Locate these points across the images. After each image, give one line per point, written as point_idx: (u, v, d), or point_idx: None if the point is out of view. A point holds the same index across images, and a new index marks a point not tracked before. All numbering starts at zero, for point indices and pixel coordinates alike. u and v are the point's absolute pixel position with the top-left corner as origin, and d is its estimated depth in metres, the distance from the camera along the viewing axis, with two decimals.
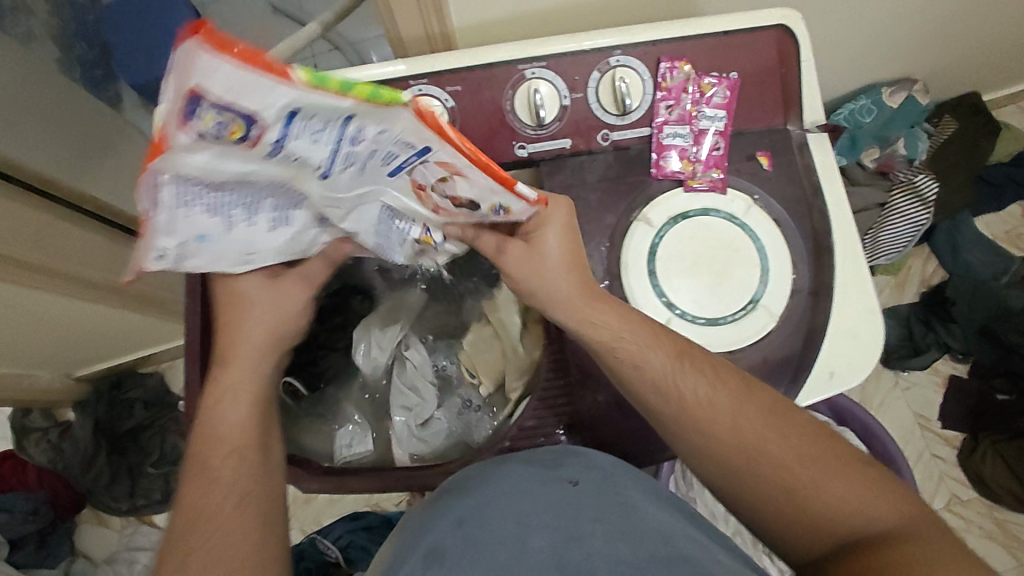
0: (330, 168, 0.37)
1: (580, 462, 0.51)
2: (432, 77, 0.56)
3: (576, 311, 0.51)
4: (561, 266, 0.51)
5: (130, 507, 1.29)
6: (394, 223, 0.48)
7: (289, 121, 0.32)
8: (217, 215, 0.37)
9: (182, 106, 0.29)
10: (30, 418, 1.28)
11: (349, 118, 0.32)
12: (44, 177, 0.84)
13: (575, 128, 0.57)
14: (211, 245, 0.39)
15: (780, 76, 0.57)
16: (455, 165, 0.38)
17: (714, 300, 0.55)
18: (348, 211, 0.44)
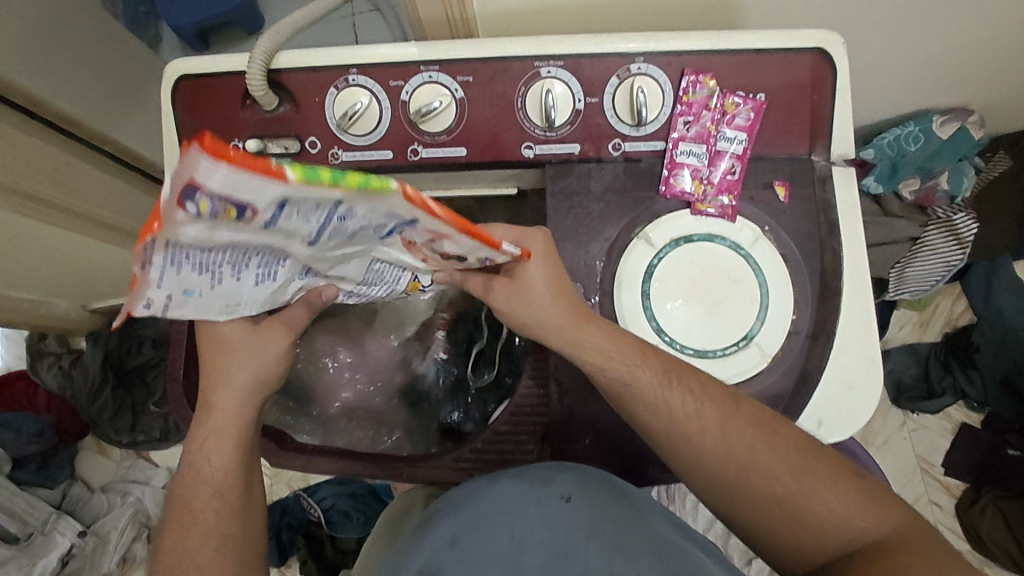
0: (318, 240, 0.36)
1: (571, 476, 0.49)
2: (444, 65, 0.54)
3: (569, 335, 0.48)
4: (546, 296, 0.49)
5: (129, 441, 1.33)
6: (384, 272, 0.46)
7: (281, 208, 0.32)
8: (205, 273, 0.36)
9: (179, 193, 0.29)
10: (46, 343, 1.33)
11: (339, 203, 0.33)
12: (69, 119, 0.85)
13: (587, 134, 0.54)
14: (197, 298, 0.38)
15: (811, 102, 0.54)
16: (445, 232, 0.38)
17: (707, 331, 0.53)
18: (335, 268, 0.43)
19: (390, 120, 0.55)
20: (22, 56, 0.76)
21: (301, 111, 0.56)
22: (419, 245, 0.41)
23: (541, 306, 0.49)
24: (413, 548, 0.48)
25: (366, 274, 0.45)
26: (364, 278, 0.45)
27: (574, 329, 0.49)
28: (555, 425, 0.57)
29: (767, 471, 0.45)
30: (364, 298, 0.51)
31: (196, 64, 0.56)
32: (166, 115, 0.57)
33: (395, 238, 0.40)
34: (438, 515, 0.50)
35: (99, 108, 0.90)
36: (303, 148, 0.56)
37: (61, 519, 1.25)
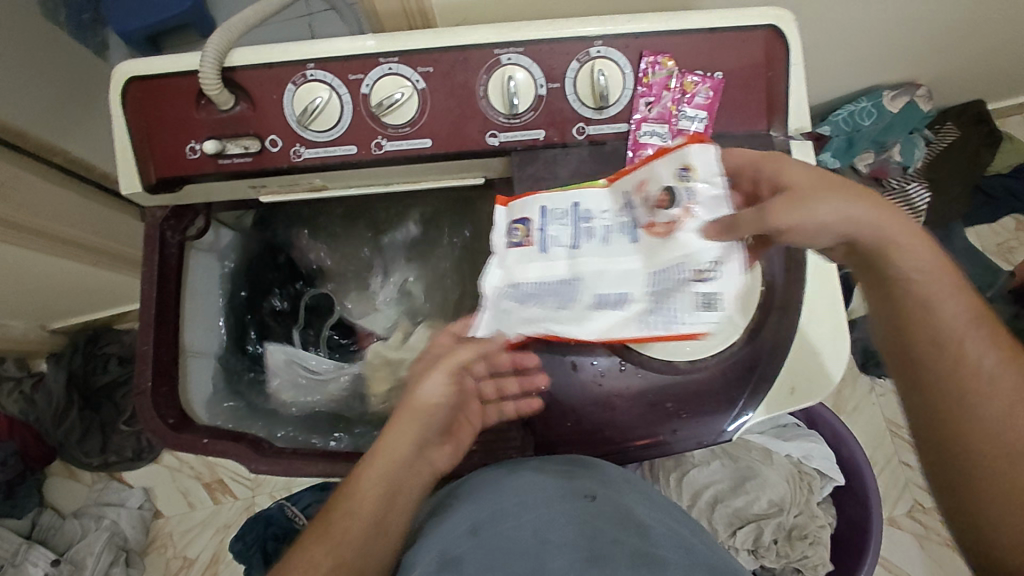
0: (580, 245, 0.52)
1: (592, 474, 0.52)
2: (403, 56, 0.53)
3: (907, 259, 0.43)
4: (885, 214, 0.43)
5: (100, 463, 1.29)
6: (663, 275, 0.50)
7: (546, 216, 0.53)
8: (522, 303, 0.52)
9: (509, 227, 0.53)
10: (4, 367, 1.29)
11: (575, 203, 0.53)
12: (15, 131, 0.82)
13: (550, 119, 0.54)
14: (514, 325, 0.52)
15: (766, 79, 0.55)
16: (645, 176, 0.50)
17: None
18: (617, 283, 0.51)
19: (352, 114, 0.54)
20: None
21: (258, 109, 0.54)
22: (654, 222, 0.49)
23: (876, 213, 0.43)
24: (437, 529, 0.51)
25: (652, 285, 0.50)
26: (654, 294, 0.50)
27: (914, 242, 0.43)
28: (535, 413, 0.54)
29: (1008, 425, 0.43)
30: (666, 322, 0.51)
31: (144, 66, 0.55)
32: (115, 119, 0.55)
33: (637, 232, 0.51)
34: (456, 502, 0.52)
35: (45, 117, 0.87)
36: (263, 146, 0.55)
37: (33, 549, 1.20)
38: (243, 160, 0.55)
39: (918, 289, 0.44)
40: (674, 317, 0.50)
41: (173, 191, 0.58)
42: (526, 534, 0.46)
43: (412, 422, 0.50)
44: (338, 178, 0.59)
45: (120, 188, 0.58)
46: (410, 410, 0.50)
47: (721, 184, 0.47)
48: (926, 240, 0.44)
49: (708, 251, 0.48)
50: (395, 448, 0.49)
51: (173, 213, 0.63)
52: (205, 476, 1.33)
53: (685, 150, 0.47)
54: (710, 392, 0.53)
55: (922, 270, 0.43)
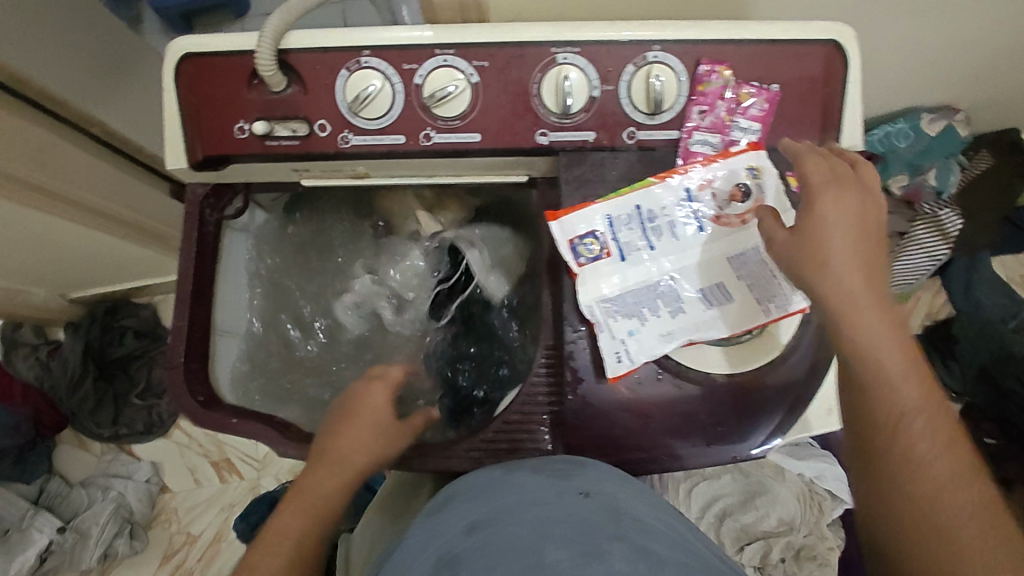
0: (655, 245, 0.53)
1: (591, 476, 0.49)
2: (459, 49, 0.53)
3: (843, 290, 0.43)
4: (838, 239, 0.44)
5: (111, 434, 1.30)
6: (752, 261, 0.52)
7: (610, 223, 0.52)
8: (629, 315, 0.51)
9: (571, 249, 0.52)
10: (21, 333, 1.30)
11: (635, 207, 0.53)
12: (54, 99, 0.82)
13: (601, 122, 0.54)
14: (642, 341, 0.50)
15: (823, 95, 0.54)
16: (705, 177, 0.53)
17: (728, 314, 0.51)
18: (704, 276, 0.52)
19: (403, 104, 0.54)
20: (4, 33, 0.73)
21: (310, 93, 0.54)
22: (724, 215, 0.53)
23: (841, 263, 0.44)
24: (426, 534, 0.47)
25: (740, 273, 0.52)
26: (749, 282, 0.52)
27: (875, 315, 0.43)
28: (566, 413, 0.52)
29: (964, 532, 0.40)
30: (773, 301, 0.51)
31: (201, 43, 0.54)
32: (166, 94, 0.55)
33: (706, 225, 0.53)
34: (450, 505, 0.49)
35: (87, 87, 0.88)
36: (312, 131, 0.55)
37: (40, 515, 1.20)
38: (291, 143, 0.55)
39: (854, 324, 0.43)
40: (785, 298, 0.51)
41: (217, 169, 0.58)
42: (514, 527, 0.42)
43: (367, 432, 0.54)
44: (380, 166, 0.59)
45: (165, 161, 0.58)
46: (366, 423, 0.54)
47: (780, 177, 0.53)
48: (887, 315, 0.43)
49: None
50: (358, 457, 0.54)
51: (213, 190, 0.63)
52: (213, 454, 1.33)
53: (745, 155, 0.53)
54: (746, 404, 0.51)
55: (871, 325, 0.43)
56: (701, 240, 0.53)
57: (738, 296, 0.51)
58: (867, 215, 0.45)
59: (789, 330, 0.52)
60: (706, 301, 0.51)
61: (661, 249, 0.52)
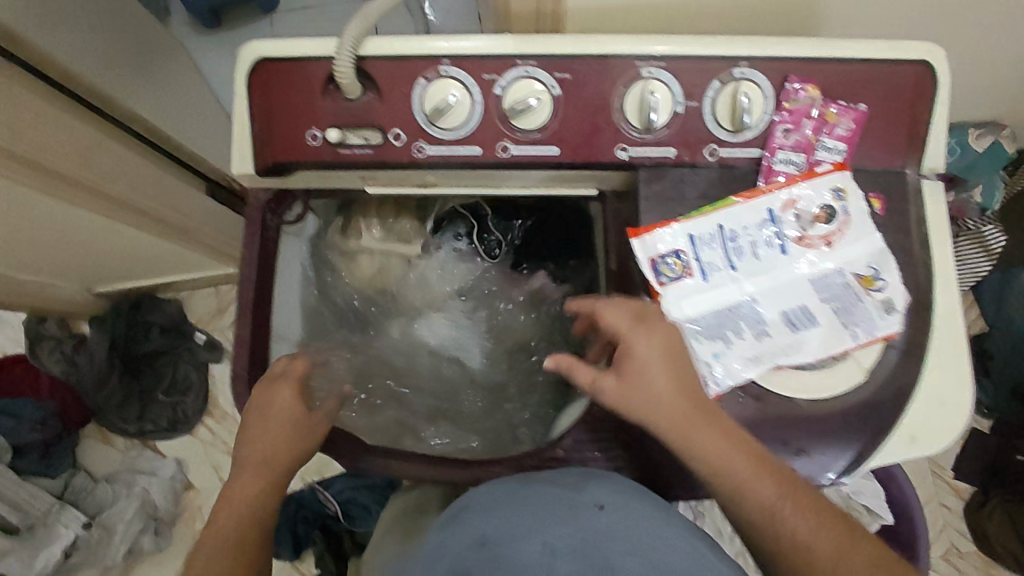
0: (739, 266, 0.52)
1: (606, 488, 0.48)
2: (541, 60, 0.52)
3: (668, 418, 0.46)
4: (660, 370, 0.47)
5: (137, 430, 1.29)
6: (833, 284, 0.51)
7: (693, 242, 0.51)
8: (715, 335, 0.50)
9: (654, 269, 0.51)
10: (46, 327, 1.28)
11: (718, 227, 0.52)
12: (100, 93, 0.81)
13: (683, 138, 0.53)
14: (728, 364, 0.50)
15: (910, 115, 0.53)
16: (790, 198, 0.52)
17: (816, 338, 0.50)
18: (788, 300, 0.51)
19: (481, 115, 0.53)
20: (55, 25, 0.72)
21: (386, 101, 0.53)
22: (808, 236, 0.52)
23: (660, 388, 0.47)
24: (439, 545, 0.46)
25: (823, 297, 0.51)
26: (835, 305, 0.51)
27: (705, 431, 0.46)
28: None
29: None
30: (860, 327, 0.50)
31: (275, 48, 0.53)
32: (237, 101, 0.55)
33: (789, 245, 0.52)
34: (461, 511, 0.48)
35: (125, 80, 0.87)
36: (386, 140, 0.54)
37: (66, 510, 1.19)
38: (364, 151, 0.54)
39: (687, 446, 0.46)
40: (870, 323, 0.50)
41: (282, 176, 0.57)
42: (512, 539, 0.42)
43: (280, 426, 0.58)
44: (450, 176, 0.57)
45: (232, 167, 0.57)
46: (280, 420, 0.58)
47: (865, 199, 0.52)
48: (709, 423, 0.46)
49: (866, 262, 0.51)
50: (270, 450, 0.58)
51: (275, 196, 0.62)
52: None
53: (830, 175, 0.52)
54: (824, 428, 0.52)
55: (703, 444, 0.46)
56: (783, 262, 0.52)
57: (822, 319, 0.51)
58: (670, 334, 0.48)
59: (870, 355, 0.52)
60: (791, 324, 0.50)
61: (745, 268, 0.52)
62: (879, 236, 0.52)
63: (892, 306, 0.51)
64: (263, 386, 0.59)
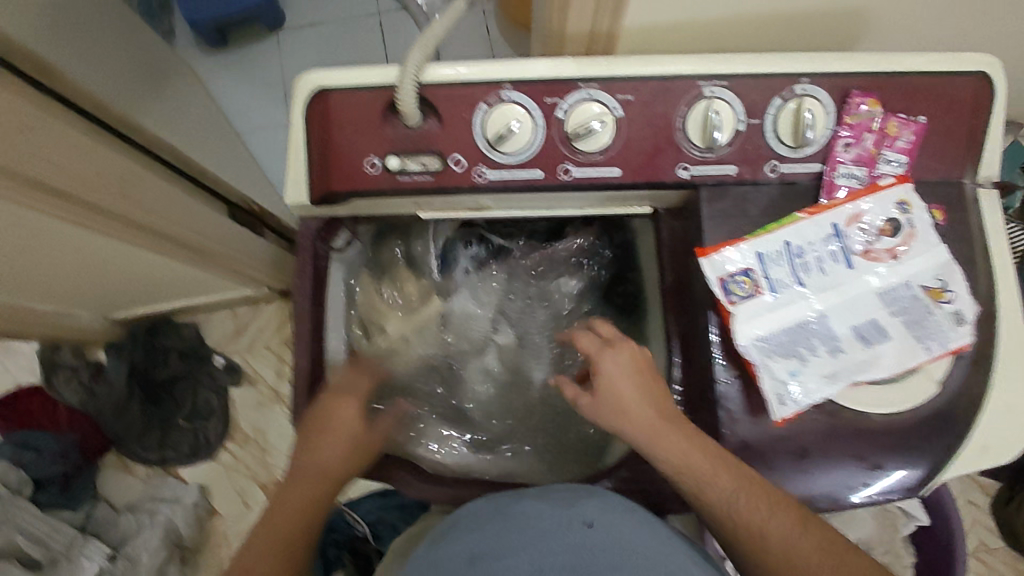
0: (809, 282, 0.52)
1: (597, 503, 0.48)
2: (603, 82, 0.52)
3: (638, 426, 0.52)
4: (628, 385, 0.53)
5: (157, 458, 1.28)
6: (901, 297, 0.51)
7: (762, 260, 0.52)
8: (788, 354, 0.50)
9: (725, 289, 0.51)
10: (60, 355, 1.25)
11: (785, 244, 0.52)
12: (116, 114, 0.79)
13: (744, 156, 0.53)
14: (803, 382, 0.50)
15: (970, 127, 0.53)
16: (854, 212, 0.52)
17: (890, 352, 0.51)
18: (859, 315, 0.51)
19: (543, 138, 0.52)
20: (74, 50, 0.71)
21: (446, 127, 0.53)
22: (874, 250, 0.52)
23: (627, 399, 0.53)
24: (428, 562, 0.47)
25: (892, 311, 0.51)
26: (904, 318, 0.51)
27: (676, 438, 0.51)
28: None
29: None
30: (931, 340, 0.51)
31: (334, 78, 0.53)
32: (295, 131, 0.55)
33: (855, 260, 0.52)
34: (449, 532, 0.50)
35: (134, 100, 0.84)
36: (446, 165, 0.53)
37: (89, 542, 1.17)
38: (423, 178, 0.54)
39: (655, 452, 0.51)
40: (940, 335, 0.51)
41: (336, 205, 0.57)
42: (495, 553, 0.44)
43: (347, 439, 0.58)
44: (507, 200, 0.57)
45: (286, 197, 0.57)
46: (341, 435, 0.58)
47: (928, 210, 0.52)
48: (680, 430, 0.51)
49: (933, 274, 0.52)
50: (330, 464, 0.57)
51: (326, 225, 0.61)
52: (262, 477, 1.30)
53: (894, 188, 0.52)
54: (898, 441, 0.52)
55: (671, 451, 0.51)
56: (851, 277, 0.52)
57: (892, 333, 0.51)
58: (637, 355, 0.55)
59: (941, 366, 0.52)
60: (862, 339, 0.51)
61: (815, 284, 0.52)
62: (944, 248, 0.52)
63: (962, 317, 0.51)
64: (327, 402, 0.59)
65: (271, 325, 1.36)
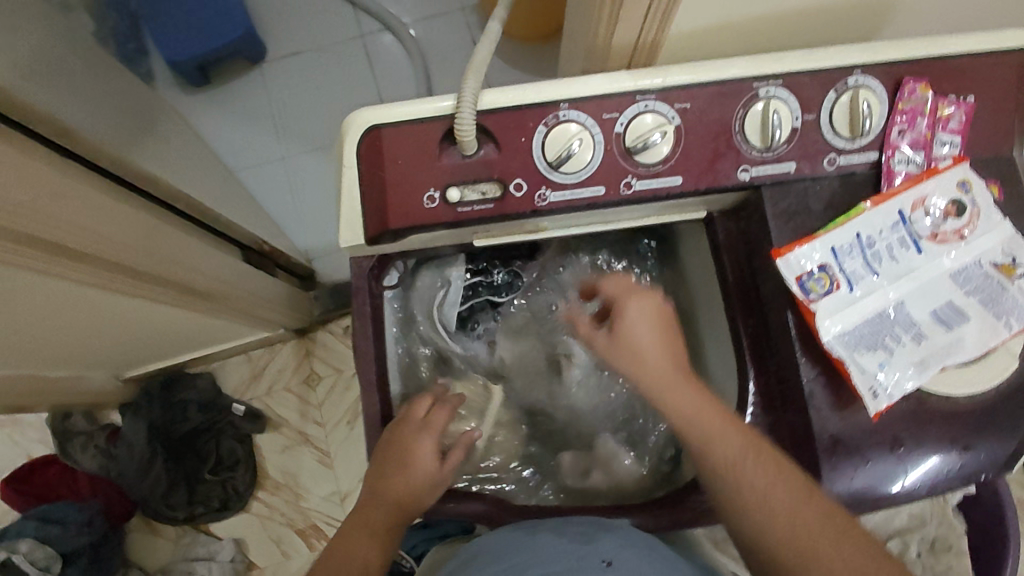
0: (883, 271, 0.52)
1: (614, 538, 0.52)
2: (659, 93, 0.52)
3: (651, 367, 0.53)
4: (650, 325, 0.54)
5: (187, 515, 1.23)
6: (973, 277, 0.52)
7: (835, 254, 0.52)
8: (872, 345, 0.51)
9: (802, 288, 0.51)
10: (73, 422, 1.23)
11: (855, 235, 0.52)
12: (125, 165, 0.76)
13: (803, 151, 0.53)
14: (893, 372, 0.50)
15: (1016, 100, 0.54)
16: (919, 196, 0.52)
17: (972, 333, 0.51)
18: (936, 299, 0.51)
19: (603, 154, 0.52)
20: (65, 103, 0.68)
21: (503, 153, 0.52)
22: (942, 232, 0.52)
23: (644, 337, 0.54)
24: None
25: (967, 290, 0.52)
26: (980, 297, 0.51)
27: (684, 387, 0.52)
28: (817, 452, 0.52)
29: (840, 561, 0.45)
30: (1008, 315, 0.51)
31: (385, 114, 0.52)
32: (346, 170, 0.53)
33: (924, 244, 0.52)
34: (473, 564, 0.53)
35: (129, 146, 0.81)
36: (506, 191, 0.52)
37: None
38: (483, 206, 0.53)
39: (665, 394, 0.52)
40: (1017, 310, 0.51)
41: (390, 243, 0.55)
42: None
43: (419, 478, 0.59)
44: (565, 221, 0.56)
45: (339, 240, 0.55)
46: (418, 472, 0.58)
47: (988, 189, 0.53)
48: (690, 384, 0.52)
49: (1000, 251, 0.52)
50: (403, 498, 0.58)
51: (378, 263, 0.60)
52: (298, 522, 1.26)
53: (954, 170, 0.52)
54: (987, 419, 0.52)
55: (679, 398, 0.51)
56: (922, 262, 0.52)
57: (971, 313, 0.51)
58: (661, 308, 0.55)
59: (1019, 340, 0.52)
60: (943, 323, 0.51)
61: (889, 272, 0.52)
62: (1007, 224, 0.53)
63: None
64: (404, 433, 0.60)
65: (290, 365, 1.33)
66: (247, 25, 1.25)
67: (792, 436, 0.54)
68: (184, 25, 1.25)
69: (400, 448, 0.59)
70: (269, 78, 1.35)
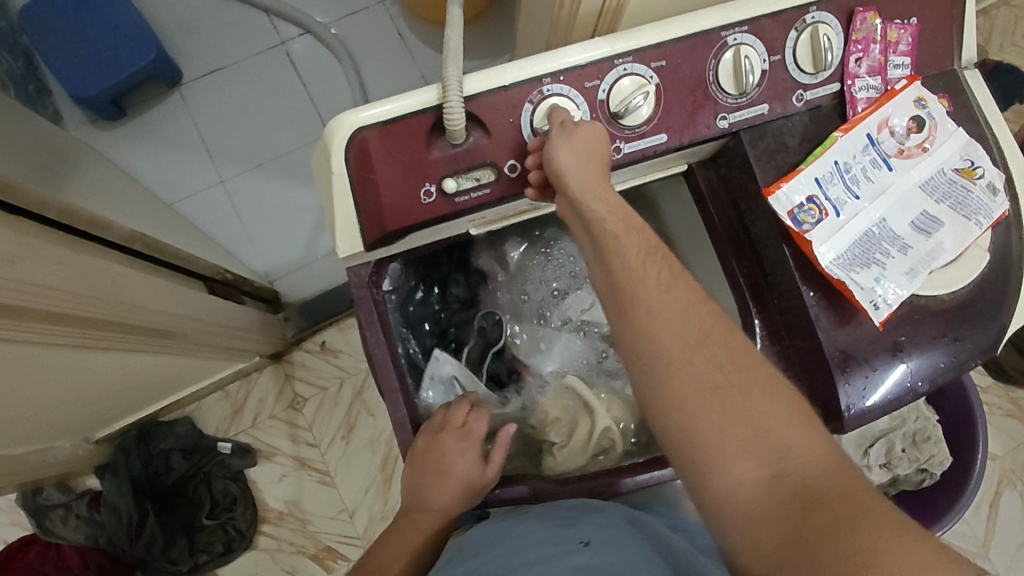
0: (864, 192, 0.55)
1: (593, 522, 0.54)
2: (636, 54, 0.53)
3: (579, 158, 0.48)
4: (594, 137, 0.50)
5: (190, 567, 1.18)
6: (939, 184, 0.56)
7: (819, 183, 0.54)
8: (866, 262, 0.54)
9: (794, 220, 0.54)
10: (46, 496, 1.14)
11: (833, 163, 0.55)
12: (72, 212, 0.70)
13: (773, 92, 0.55)
14: (888, 284, 0.54)
15: (951, 17, 0.58)
16: (883, 117, 0.56)
17: (949, 235, 0.55)
18: (913, 210, 0.55)
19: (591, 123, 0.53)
20: None
21: (494, 137, 0.52)
22: (907, 148, 0.56)
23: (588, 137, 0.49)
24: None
25: (938, 197, 0.56)
26: (949, 202, 0.56)
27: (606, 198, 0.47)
28: (832, 369, 0.54)
29: (731, 360, 0.41)
30: (978, 212, 0.55)
31: (367, 115, 0.50)
32: (334, 178, 0.51)
33: (893, 161, 0.56)
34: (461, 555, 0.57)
35: (69, 192, 0.75)
36: (501, 174, 0.53)
37: None
38: (480, 192, 0.53)
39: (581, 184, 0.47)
40: (982, 206, 0.56)
41: (388, 245, 0.54)
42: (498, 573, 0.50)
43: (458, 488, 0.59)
44: None
45: (337, 250, 0.53)
46: (448, 478, 0.59)
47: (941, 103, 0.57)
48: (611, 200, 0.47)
49: (959, 157, 0.56)
50: (446, 504, 0.60)
51: (376, 268, 0.58)
52: (310, 548, 1.23)
53: (910, 89, 0.56)
54: (973, 311, 0.56)
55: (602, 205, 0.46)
56: (894, 178, 0.55)
57: (944, 218, 0.55)
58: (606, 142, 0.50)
59: (986, 236, 0.57)
60: (922, 232, 0.55)
61: (868, 193, 0.55)
62: (961, 131, 0.57)
63: (993, 189, 0.56)
64: (432, 440, 0.60)
65: (271, 393, 1.28)
66: (159, 48, 1.16)
67: (801, 360, 0.57)
68: (87, 58, 1.16)
69: (428, 454, 0.59)
70: (191, 100, 1.28)
